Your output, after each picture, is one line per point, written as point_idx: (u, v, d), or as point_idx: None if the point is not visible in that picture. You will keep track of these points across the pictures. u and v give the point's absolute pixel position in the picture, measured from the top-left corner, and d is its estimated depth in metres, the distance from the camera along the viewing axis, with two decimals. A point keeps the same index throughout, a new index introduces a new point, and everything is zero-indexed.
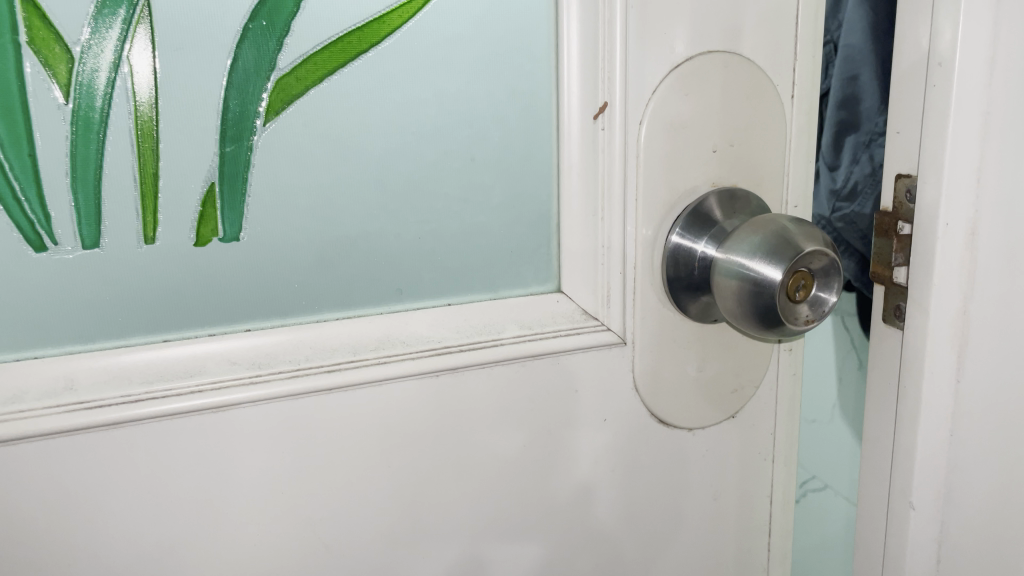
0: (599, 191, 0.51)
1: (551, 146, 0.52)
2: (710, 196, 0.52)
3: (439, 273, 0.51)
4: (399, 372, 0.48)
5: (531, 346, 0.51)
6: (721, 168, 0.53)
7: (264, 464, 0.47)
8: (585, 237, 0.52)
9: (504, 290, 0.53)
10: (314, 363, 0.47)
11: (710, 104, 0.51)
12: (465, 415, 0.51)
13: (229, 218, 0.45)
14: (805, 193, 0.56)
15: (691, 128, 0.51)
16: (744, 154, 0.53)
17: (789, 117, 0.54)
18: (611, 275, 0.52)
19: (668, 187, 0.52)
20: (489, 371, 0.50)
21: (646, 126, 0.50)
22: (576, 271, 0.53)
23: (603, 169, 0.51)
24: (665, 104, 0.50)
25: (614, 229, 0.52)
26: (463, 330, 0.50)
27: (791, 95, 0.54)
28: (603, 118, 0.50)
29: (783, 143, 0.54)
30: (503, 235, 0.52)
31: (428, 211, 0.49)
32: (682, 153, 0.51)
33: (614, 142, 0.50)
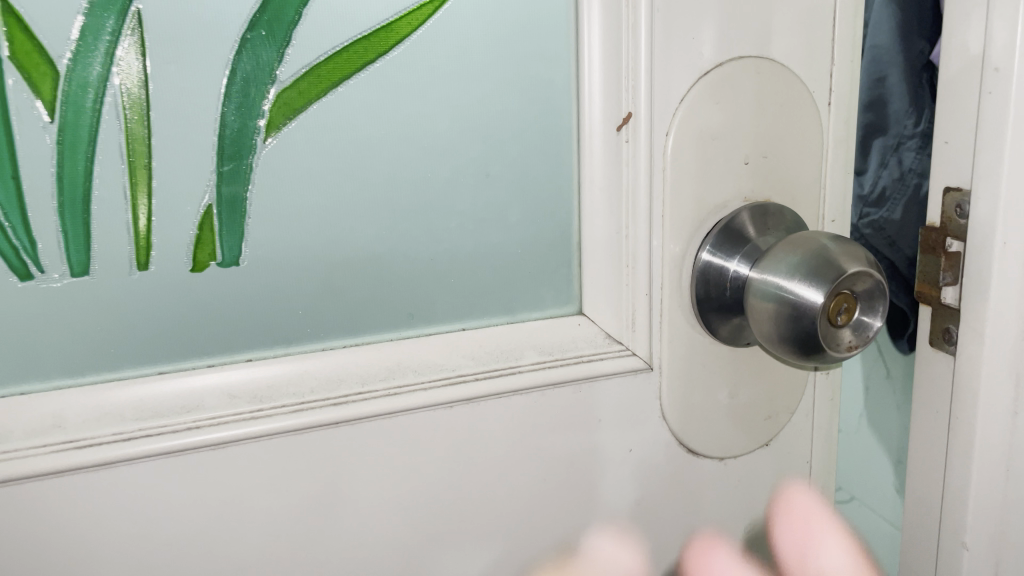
0: (623, 208, 0.48)
1: (571, 158, 0.48)
2: (742, 212, 0.48)
3: (453, 296, 0.47)
4: (412, 404, 0.45)
5: (551, 374, 0.47)
6: (753, 181, 0.49)
7: (267, 503, 0.44)
8: (607, 256, 0.49)
9: (522, 313, 0.49)
10: (318, 396, 0.43)
11: (741, 113, 0.48)
12: (482, 447, 0.47)
13: (228, 242, 0.42)
14: (843, 206, 0.53)
15: (721, 140, 0.48)
16: (778, 166, 0.50)
17: (825, 125, 0.51)
18: (636, 296, 0.49)
19: (697, 203, 0.48)
20: (507, 400, 0.47)
21: (674, 138, 0.47)
22: (601, 292, 0.49)
23: (626, 182, 0.48)
24: (694, 114, 0.47)
25: (640, 246, 0.48)
26: (480, 358, 0.47)
27: (828, 102, 0.50)
28: (628, 129, 0.47)
29: (819, 154, 0.51)
30: (522, 255, 0.48)
31: (441, 232, 0.46)
32: (711, 166, 0.48)
33: (639, 154, 0.47)
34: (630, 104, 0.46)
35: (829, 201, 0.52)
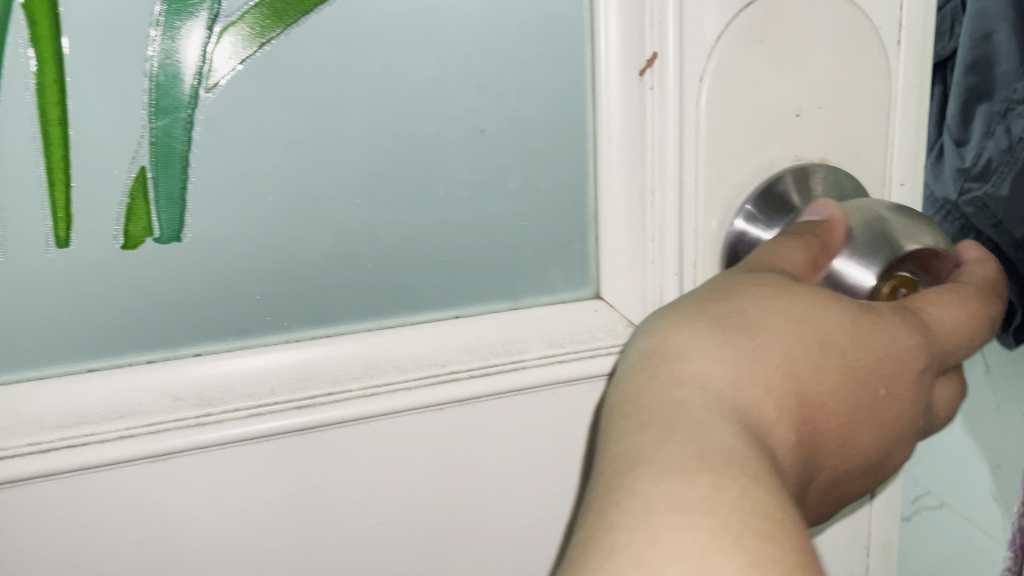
0: (648, 169, 0.38)
1: (587, 109, 0.39)
2: (785, 177, 0.39)
3: (442, 277, 0.39)
4: (394, 406, 0.37)
5: (561, 370, 0.39)
6: (807, 137, 0.39)
7: (221, 524, 0.37)
8: (630, 228, 0.39)
9: (527, 299, 0.41)
10: (278, 398, 0.36)
11: (792, 52, 0.38)
12: (477, 456, 0.40)
13: (166, 212, 0.35)
14: (914, 166, 0.42)
15: (769, 87, 0.38)
16: (840, 119, 0.40)
17: (893, 69, 0.40)
18: (665, 275, 0.39)
19: (738, 162, 0.38)
20: (509, 402, 0.39)
21: (710, 86, 0.37)
22: (622, 273, 0.40)
23: (652, 138, 0.38)
24: (734, 57, 0.37)
25: (668, 216, 0.39)
26: (477, 352, 0.39)
27: (897, 39, 0.40)
28: (653, 74, 0.37)
29: (886, 105, 0.40)
30: (526, 229, 0.40)
31: (427, 200, 0.38)
32: (756, 120, 0.38)
33: (668, 102, 0.37)
34: (655, 41, 0.37)
35: (899, 161, 0.41)
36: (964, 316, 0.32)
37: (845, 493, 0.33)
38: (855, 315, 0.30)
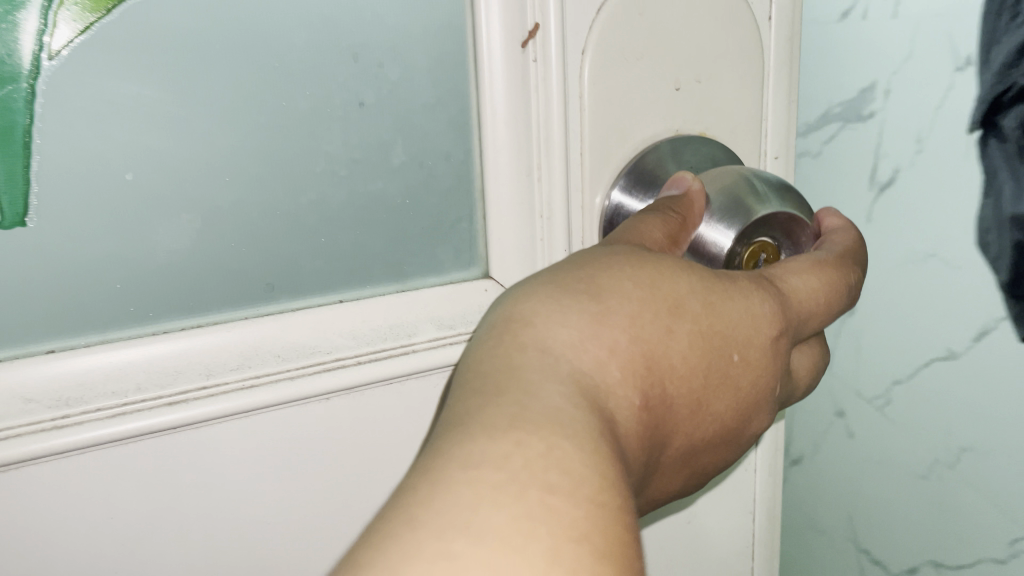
0: (534, 144, 0.37)
1: (469, 84, 0.38)
2: (666, 147, 0.38)
3: (323, 262, 0.37)
4: (276, 396, 0.35)
5: (450, 353, 0.38)
6: (687, 112, 0.39)
7: (85, 536, 0.33)
8: (518, 204, 0.38)
9: (414, 280, 0.39)
10: (147, 395, 0.33)
11: (670, 26, 0.38)
12: (367, 445, 0.38)
13: (6, 193, 0.31)
14: (787, 141, 0.43)
15: (650, 58, 0.37)
16: (718, 93, 0.40)
17: (766, 43, 0.41)
18: (554, 252, 0.39)
19: (623, 137, 0.38)
20: (399, 387, 0.38)
21: (591, 60, 0.36)
22: (511, 252, 0.38)
23: (536, 113, 0.37)
24: (614, 30, 0.37)
25: (555, 191, 0.38)
26: (363, 338, 0.37)
27: (768, 15, 0.40)
28: (536, 46, 0.36)
29: (760, 79, 0.41)
30: (410, 208, 0.38)
31: (303, 178, 0.36)
32: (639, 93, 0.38)
33: (551, 76, 0.36)
34: (537, 12, 0.36)
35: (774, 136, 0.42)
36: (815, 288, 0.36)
37: (703, 459, 0.36)
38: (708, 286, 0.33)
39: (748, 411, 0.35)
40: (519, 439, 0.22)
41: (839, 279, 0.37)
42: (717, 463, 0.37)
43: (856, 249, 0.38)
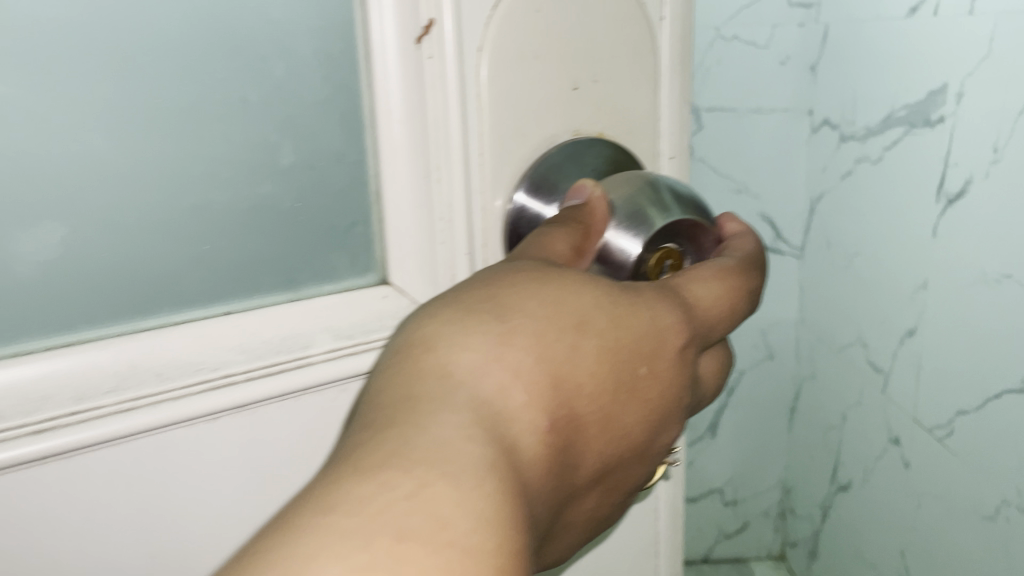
0: (433, 146, 0.34)
1: (362, 82, 0.35)
2: (563, 149, 0.36)
3: (204, 271, 0.34)
4: (157, 421, 0.31)
5: (349, 364, 0.34)
6: (584, 112, 0.36)
7: None
8: (417, 208, 0.35)
9: (307, 289, 0.36)
10: (6, 423, 0.29)
11: (568, 24, 0.35)
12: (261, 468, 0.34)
13: None
14: (680, 143, 0.40)
15: (541, 58, 0.35)
16: (611, 95, 0.37)
17: (659, 44, 0.38)
18: (455, 258, 0.36)
19: (520, 138, 0.35)
20: (294, 403, 0.34)
21: (488, 58, 0.34)
22: (409, 257, 0.36)
23: (433, 113, 0.34)
24: (510, 27, 0.34)
25: (455, 195, 0.35)
26: (253, 352, 0.33)
27: (661, 14, 0.37)
28: (430, 43, 0.33)
29: (654, 81, 0.38)
30: (301, 210, 0.35)
31: (183, 183, 0.32)
32: (532, 94, 0.35)
33: (448, 74, 0.33)
34: (432, 7, 0.33)
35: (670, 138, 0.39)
36: (727, 293, 0.34)
37: (628, 479, 0.34)
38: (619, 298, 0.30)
39: (670, 427, 0.32)
40: (384, 485, 0.21)
41: (746, 283, 0.35)
42: (637, 481, 0.34)
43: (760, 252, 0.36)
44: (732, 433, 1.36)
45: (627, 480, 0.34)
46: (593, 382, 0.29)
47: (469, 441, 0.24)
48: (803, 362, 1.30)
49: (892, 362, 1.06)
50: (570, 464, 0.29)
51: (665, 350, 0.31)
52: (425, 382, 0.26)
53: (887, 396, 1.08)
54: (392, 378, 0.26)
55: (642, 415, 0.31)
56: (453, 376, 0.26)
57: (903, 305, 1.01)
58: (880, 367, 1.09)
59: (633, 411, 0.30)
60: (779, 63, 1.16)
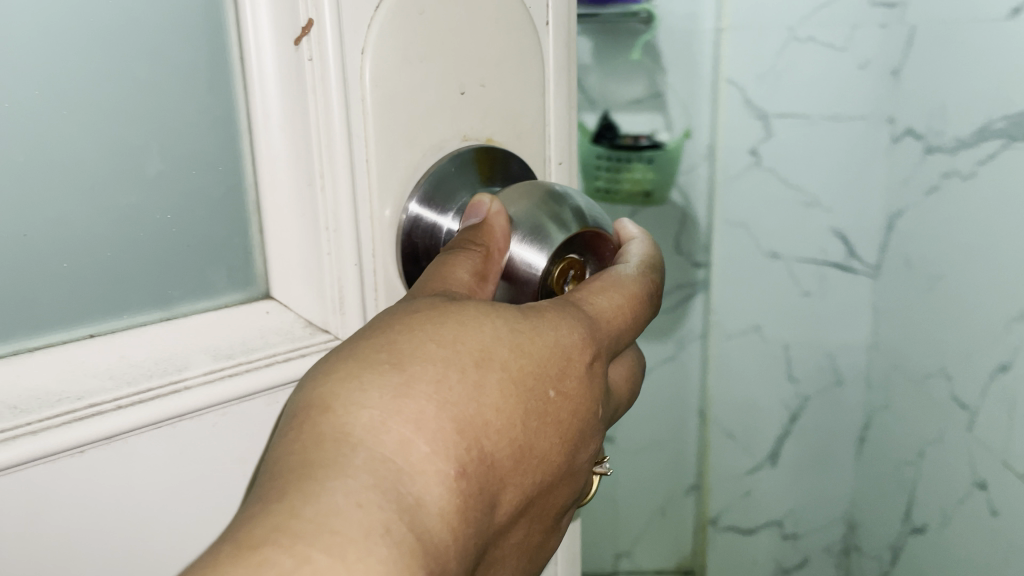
0: (315, 147, 0.31)
1: (235, 84, 0.31)
2: (455, 158, 0.33)
3: (56, 288, 0.28)
4: (3, 459, 0.24)
5: (225, 387, 0.28)
6: (476, 117, 0.34)
7: None
8: (299, 218, 0.32)
9: (181, 304, 0.31)
10: None
11: (455, 28, 0.32)
12: (137, 535, 0.27)
13: None
14: (569, 148, 0.40)
15: (432, 65, 0.32)
16: (499, 100, 0.35)
17: (545, 48, 0.37)
18: (342, 266, 0.32)
19: (409, 145, 0.32)
20: (170, 432, 0.27)
21: (370, 61, 0.30)
22: (295, 269, 0.33)
23: (315, 118, 0.30)
24: (396, 34, 0.31)
25: (343, 199, 0.31)
26: (123, 377, 0.27)
27: (545, 19, 0.37)
28: (310, 44, 0.30)
29: (545, 85, 0.37)
30: (173, 224, 0.31)
31: (33, 185, 0.27)
32: (419, 99, 0.32)
33: (329, 80, 0.30)
34: (312, 7, 0.29)
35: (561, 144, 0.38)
36: (630, 297, 0.31)
37: (551, 499, 0.31)
38: (519, 322, 0.27)
39: (587, 442, 0.30)
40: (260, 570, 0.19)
41: (652, 283, 0.33)
42: (566, 501, 0.32)
43: (654, 258, 0.34)
44: (797, 465, 1.26)
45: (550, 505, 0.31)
46: (497, 416, 0.26)
47: (360, 507, 0.21)
48: (874, 389, 1.16)
49: (981, 398, 0.90)
50: (488, 506, 0.26)
51: (570, 370, 0.28)
52: (319, 449, 0.22)
53: (972, 436, 0.93)
54: (284, 450, 0.23)
55: (556, 437, 0.28)
56: (352, 436, 0.23)
57: (995, 337, 0.87)
58: (964, 403, 0.94)
59: (548, 435, 0.28)
60: (858, 67, 1.07)
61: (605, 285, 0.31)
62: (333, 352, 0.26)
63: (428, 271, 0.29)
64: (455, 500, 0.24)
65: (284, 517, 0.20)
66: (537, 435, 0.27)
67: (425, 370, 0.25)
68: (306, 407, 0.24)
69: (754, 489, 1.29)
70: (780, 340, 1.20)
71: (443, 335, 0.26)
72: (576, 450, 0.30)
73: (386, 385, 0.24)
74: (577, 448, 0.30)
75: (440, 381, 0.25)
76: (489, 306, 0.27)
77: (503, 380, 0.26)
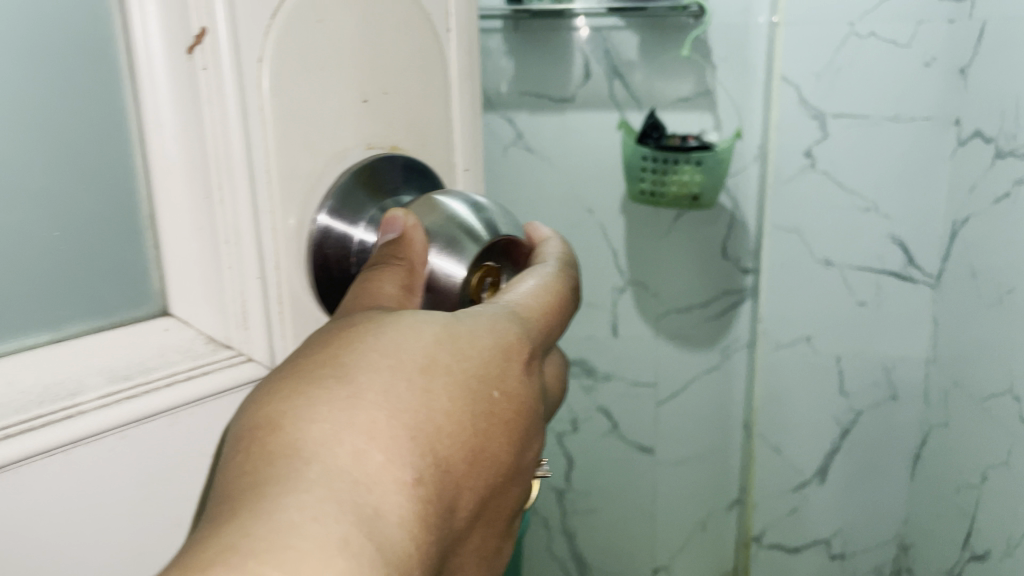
0: (211, 161, 0.30)
1: (125, 91, 0.31)
2: (354, 170, 0.34)
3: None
4: None
5: (121, 408, 0.27)
6: (374, 125, 0.35)
7: None
8: (201, 231, 0.31)
9: (66, 325, 0.30)
10: None
11: (351, 33, 0.33)
12: (19, 566, 0.25)
13: None
14: (472, 153, 0.41)
15: (336, 72, 0.32)
16: (401, 107, 0.36)
17: (444, 50, 0.38)
18: (245, 281, 0.31)
19: (309, 154, 0.32)
20: (63, 460, 0.25)
21: (268, 69, 0.30)
22: (193, 286, 0.32)
23: (211, 129, 0.29)
24: (297, 38, 0.31)
25: (242, 213, 0.30)
26: (10, 406, 0.25)
27: (446, 25, 0.38)
28: (204, 53, 0.29)
29: (444, 92, 0.38)
30: (62, 242, 0.30)
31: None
32: (322, 108, 0.32)
33: (225, 85, 0.29)
34: (203, 13, 0.28)
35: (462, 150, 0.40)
36: (551, 293, 0.32)
37: (510, 504, 0.31)
38: (458, 328, 0.28)
39: (535, 440, 0.31)
40: None
41: (568, 279, 0.34)
42: (521, 504, 0.32)
43: (568, 253, 0.36)
44: (847, 482, 1.19)
45: (510, 508, 0.31)
46: (449, 420, 0.26)
47: (314, 520, 0.21)
48: (933, 406, 1.09)
49: None
50: (446, 511, 0.25)
51: (510, 371, 0.29)
52: (270, 467, 0.22)
53: None
54: (233, 474, 0.22)
55: (506, 438, 0.28)
56: (304, 451, 0.23)
57: None
58: None
59: (498, 437, 0.28)
60: (924, 64, 1.00)
61: (525, 278, 0.33)
62: (279, 373, 0.26)
63: (356, 292, 0.30)
64: (414, 508, 0.24)
65: (236, 538, 0.20)
66: (486, 437, 0.27)
67: (372, 381, 0.25)
68: (252, 427, 0.24)
69: (801, 506, 1.23)
70: (833, 351, 1.13)
71: (383, 347, 0.26)
72: (526, 449, 0.30)
73: (336, 398, 0.24)
74: (527, 449, 0.30)
75: (387, 392, 0.25)
76: (422, 316, 0.28)
77: (449, 385, 0.26)
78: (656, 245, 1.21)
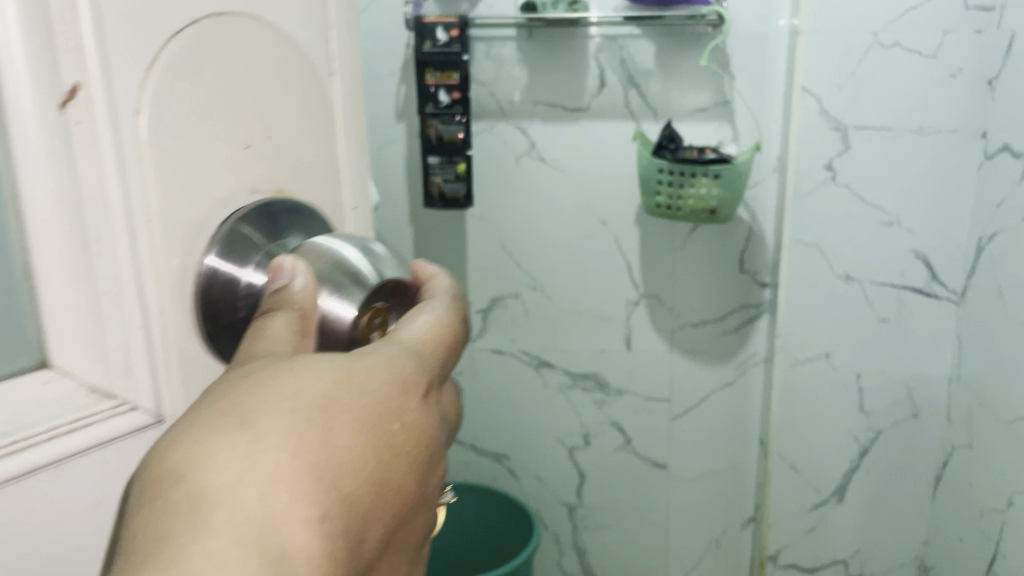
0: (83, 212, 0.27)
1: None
2: (237, 218, 0.32)
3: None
4: None
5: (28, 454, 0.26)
6: (256, 169, 0.33)
7: None
8: (76, 282, 0.29)
9: None
10: None
11: (236, 88, 0.31)
12: None
13: None
14: (359, 190, 0.41)
15: (214, 122, 0.30)
16: (284, 149, 0.35)
17: (329, 100, 0.38)
18: (127, 332, 0.29)
19: (181, 205, 0.29)
20: None
21: (146, 121, 0.28)
22: (71, 336, 0.29)
23: (87, 184, 0.27)
24: (169, 93, 0.29)
25: (121, 263, 0.28)
26: None
27: (325, 69, 0.37)
28: (79, 108, 0.27)
29: (325, 132, 0.37)
30: None
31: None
32: (212, 164, 0.30)
33: (101, 139, 0.27)
34: (75, 69, 0.26)
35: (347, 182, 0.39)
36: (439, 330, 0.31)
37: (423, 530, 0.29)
38: (344, 362, 0.26)
39: (437, 467, 0.29)
40: None
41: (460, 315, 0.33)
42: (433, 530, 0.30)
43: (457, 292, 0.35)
44: (863, 501, 1.17)
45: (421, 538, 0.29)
46: (354, 458, 0.25)
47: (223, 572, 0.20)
48: (955, 425, 1.07)
49: None
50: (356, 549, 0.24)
51: (410, 403, 0.28)
52: (173, 517, 0.21)
53: None
54: (134, 530, 0.21)
55: (409, 471, 0.27)
56: (210, 499, 0.21)
57: None
58: None
59: (401, 469, 0.26)
60: (949, 76, 0.97)
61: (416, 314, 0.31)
62: (177, 421, 0.23)
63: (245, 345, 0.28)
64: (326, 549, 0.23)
65: None
66: (392, 472, 0.26)
67: (276, 426, 0.23)
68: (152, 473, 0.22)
69: (817, 525, 1.20)
70: (853, 369, 1.11)
71: (288, 386, 0.24)
72: (433, 479, 0.28)
73: (239, 443, 0.23)
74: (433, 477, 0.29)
75: (291, 435, 0.23)
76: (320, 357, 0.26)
77: (355, 421, 0.25)
78: (672, 257, 1.16)
